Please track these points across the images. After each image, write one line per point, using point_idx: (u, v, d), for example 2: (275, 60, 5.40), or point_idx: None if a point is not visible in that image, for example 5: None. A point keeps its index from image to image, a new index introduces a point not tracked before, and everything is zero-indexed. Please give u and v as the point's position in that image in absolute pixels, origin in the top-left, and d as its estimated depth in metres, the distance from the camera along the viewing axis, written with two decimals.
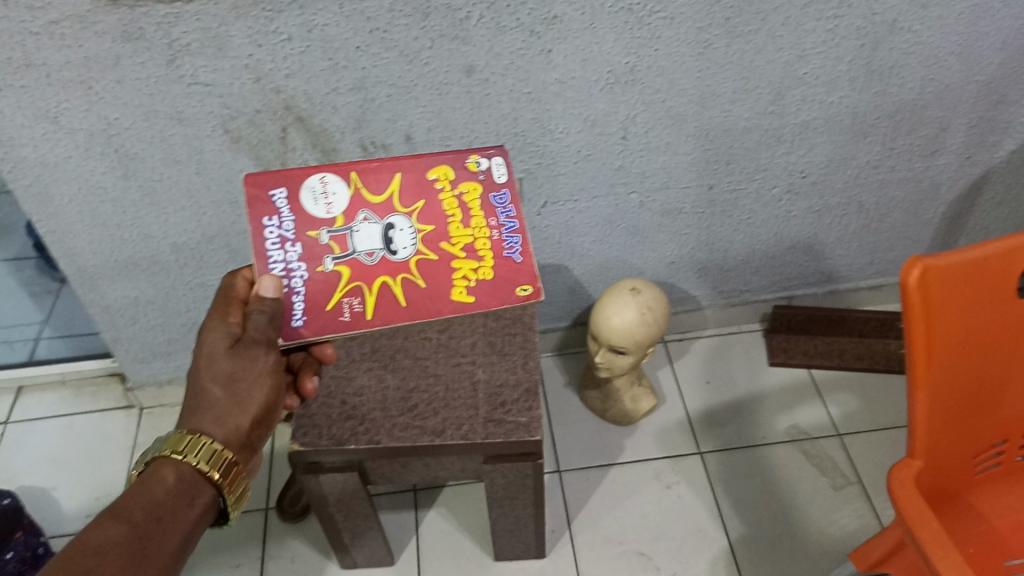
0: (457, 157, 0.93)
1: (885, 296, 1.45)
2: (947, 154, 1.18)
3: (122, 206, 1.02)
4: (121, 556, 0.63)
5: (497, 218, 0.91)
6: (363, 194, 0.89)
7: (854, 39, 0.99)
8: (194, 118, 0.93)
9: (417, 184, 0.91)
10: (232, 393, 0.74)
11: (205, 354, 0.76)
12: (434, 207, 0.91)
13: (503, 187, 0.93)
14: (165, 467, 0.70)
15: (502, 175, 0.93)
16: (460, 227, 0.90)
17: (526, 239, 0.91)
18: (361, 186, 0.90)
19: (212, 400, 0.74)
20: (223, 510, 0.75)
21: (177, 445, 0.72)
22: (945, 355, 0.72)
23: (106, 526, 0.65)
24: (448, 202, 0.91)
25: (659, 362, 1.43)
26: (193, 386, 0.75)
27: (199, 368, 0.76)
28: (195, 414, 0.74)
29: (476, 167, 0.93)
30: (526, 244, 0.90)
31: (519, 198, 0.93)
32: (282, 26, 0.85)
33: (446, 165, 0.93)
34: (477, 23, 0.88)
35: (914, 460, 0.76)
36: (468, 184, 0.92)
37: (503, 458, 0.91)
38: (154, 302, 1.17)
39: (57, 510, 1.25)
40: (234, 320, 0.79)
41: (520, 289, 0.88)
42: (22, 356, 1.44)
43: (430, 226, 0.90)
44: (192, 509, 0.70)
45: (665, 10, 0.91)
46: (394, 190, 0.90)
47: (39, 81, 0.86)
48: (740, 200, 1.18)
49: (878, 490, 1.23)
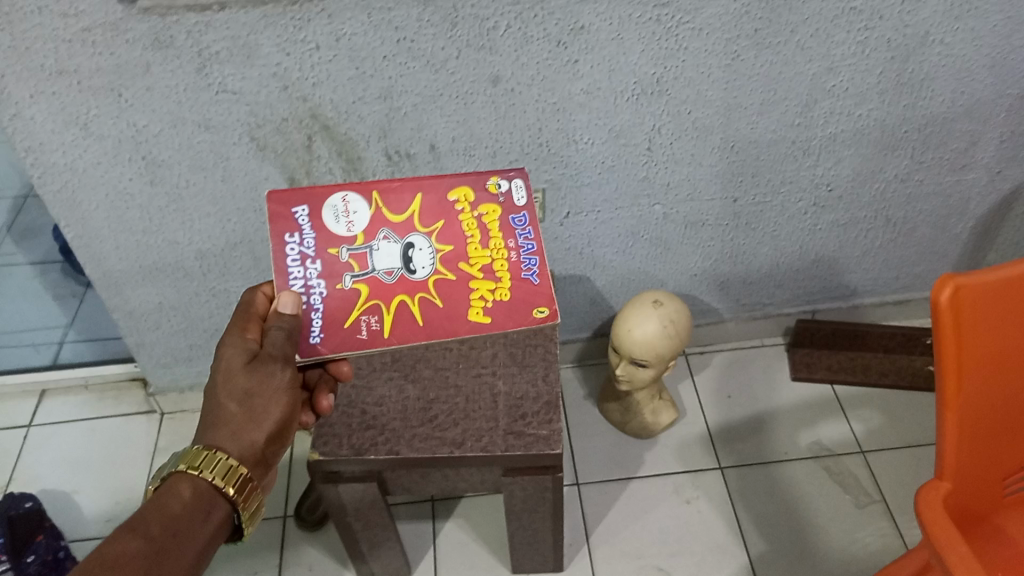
0: (479, 178, 0.94)
1: (910, 312, 1.43)
2: (976, 169, 1.16)
3: (148, 212, 1.03)
4: (139, 570, 0.63)
5: (516, 239, 0.92)
6: (383, 213, 0.90)
7: (883, 52, 0.98)
8: (221, 126, 0.93)
9: (437, 206, 0.92)
10: (247, 409, 0.75)
11: (222, 370, 0.76)
12: (453, 227, 0.91)
13: (522, 209, 0.93)
14: (181, 482, 0.70)
15: (521, 198, 0.93)
16: (479, 248, 0.91)
17: (544, 261, 0.91)
18: (382, 206, 0.90)
19: (228, 415, 0.74)
20: (237, 526, 0.74)
21: (193, 461, 0.71)
22: (976, 376, 0.71)
23: (123, 540, 0.65)
24: (468, 223, 0.92)
25: (680, 375, 1.42)
26: (210, 401, 0.75)
27: (216, 383, 0.76)
28: (212, 429, 0.74)
29: (496, 189, 0.94)
30: (544, 265, 0.90)
31: (537, 220, 0.94)
32: (310, 34, 0.86)
33: (466, 187, 0.93)
34: (504, 33, 0.88)
35: (942, 481, 0.74)
36: (487, 206, 0.93)
37: (522, 470, 0.91)
38: (178, 307, 1.18)
39: (77, 513, 1.26)
40: (252, 336, 0.80)
41: (537, 310, 0.89)
42: (46, 359, 1.45)
43: (449, 246, 0.91)
44: (208, 523, 0.70)
45: (694, 21, 0.91)
46: (415, 210, 0.91)
47: (71, 88, 0.87)
48: (766, 213, 1.17)
49: (902, 509, 1.21)
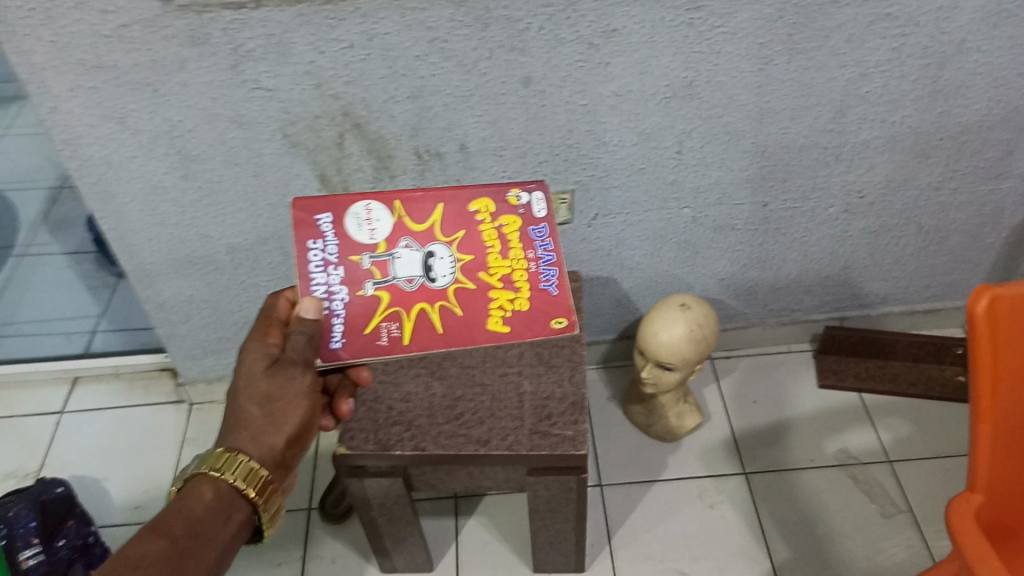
0: (499, 190, 0.96)
1: (942, 320, 1.41)
2: (1012, 177, 1.14)
3: (181, 206, 1.04)
4: (162, 570, 0.65)
5: (535, 251, 0.93)
6: (405, 222, 0.92)
7: (919, 58, 0.97)
8: (254, 122, 0.95)
9: (458, 215, 0.94)
10: (268, 413, 0.75)
11: (243, 374, 0.77)
12: (473, 238, 0.93)
13: (542, 221, 0.95)
14: (203, 484, 0.72)
15: (541, 210, 0.96)
16: (498, 259, 0.93)
17: (562, 273, 0.92)
18: (404, 214, 0.93)
19: (249, 418, 0.75)
20: (257, 528, 0.76)
21: (215, 463, 0.73)
22: (1014, 391, 0.70)
23: (146, 541, 0.66)
24: (489, 233, 0.94)
25: (706, 380, 1.41)
26: (231, 405, 0.76)
27: (238, 387, 0.77)
28: (232, 433, 0.75)
29: (517, 201, 0.96)
30: (562, 277, 0.92)
31: (557, 232, 0.95)
32: (344, 33, 0.86)
33: (487, 198, 0.95)
34: (537, 34, 0.88)
35: (974, 494, 0.73)
36: (508, 217, 0.95)
37: (547, 470, 0.90)
38: (208, 301, 1.19)
39: (107, 500, 1.28)
40: (273, 341, 0.81)
41: (555, 321, 0.91)
42: (79, 348, 1.48)
43: (469, 255, 0.92)
44: (228, 526, 0.71)
45: (726, 25, 0.90)
46: (436, 219, 0.93)
47: (109, 83, 0.89)
48: (796, 218, 1.16)
49: (930, 520, 1.20)
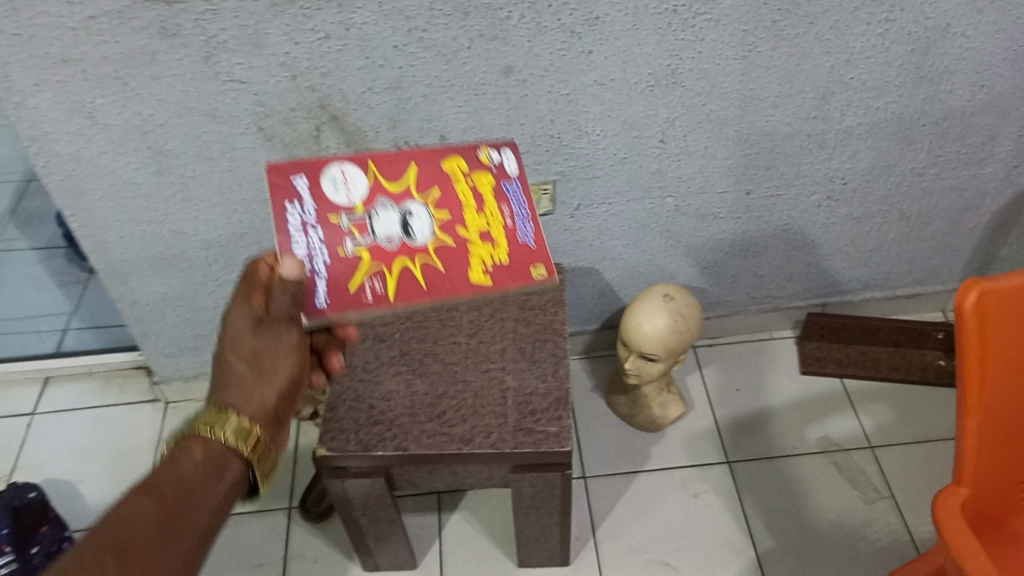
0: (471, 150, 0.95)
1: (921, 305, 1.42)
2: (993, 163, 1.15)
3: (154, 202, 1.01)
4: (151, 530, 0.64)
5: (510, 206, 0.93)
6: (380, 182, 0.88)
7: (904, 44, 0.96)
8: (228, 116, 0.92)
9: (433, 174, 0.92)
10: (257, 370, 0.73)
11: (228, 332, 0.74)
12: (449, 196, 0.91)
13: (515, 178, 0.94)
14: (193, 441, 0.70)
15: (513, 167, 0.95)
16: (474, 215, 0.91)
17: (537, 228, 0.93)
18: (379, 175, 0.89)
19: (237, 376, 0.72)
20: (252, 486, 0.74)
21: (206, 420, 0.71)
22: (999, 385, 0.70)
23: (136, 501, 0.65)
24: (463, 191, 0.92)
25: (689, 368, 1.41)
26: (218, 364, 0.73)
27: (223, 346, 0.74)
28: (221, 392, 0.72)
29: (489, 160, 0.95)
30: (538, 231, 0.92)
31: (529, 190, 0.95)
32: (320, 24, 0.84)
33: (458, 157, 0.94)
34: (518, 23, 0.86)
35: (960, 487, 0.73)
36: (481, 175, 0.94)
37: (531, 467, 0.90)
38: (183, 297, 1.17)
39: (83, 503, 1.25)
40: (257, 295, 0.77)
41: (536, 269, 0.89)
42: (50, 346, 1.44)
43: (445, 213, 0.90)
44: (221, 482, 0.70)
45: (711, 12, 0.89)
46: (411, 180, 0.90)
47: (75, 76, 0.85)
48: (778, 206, 1.16)
49: (911, 505, 1.20)
